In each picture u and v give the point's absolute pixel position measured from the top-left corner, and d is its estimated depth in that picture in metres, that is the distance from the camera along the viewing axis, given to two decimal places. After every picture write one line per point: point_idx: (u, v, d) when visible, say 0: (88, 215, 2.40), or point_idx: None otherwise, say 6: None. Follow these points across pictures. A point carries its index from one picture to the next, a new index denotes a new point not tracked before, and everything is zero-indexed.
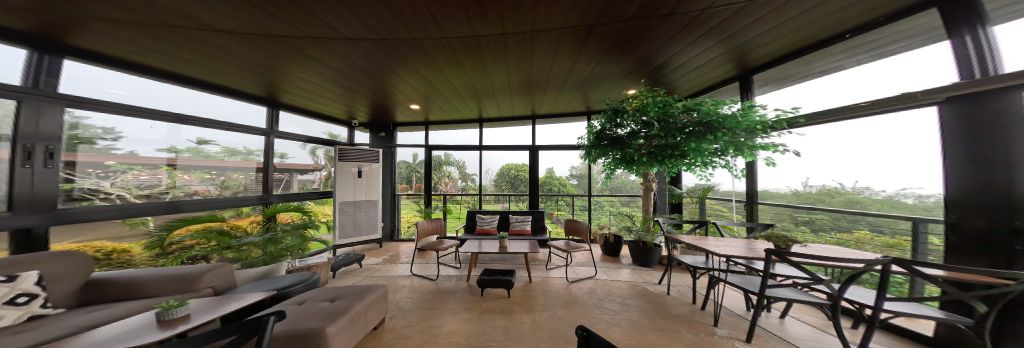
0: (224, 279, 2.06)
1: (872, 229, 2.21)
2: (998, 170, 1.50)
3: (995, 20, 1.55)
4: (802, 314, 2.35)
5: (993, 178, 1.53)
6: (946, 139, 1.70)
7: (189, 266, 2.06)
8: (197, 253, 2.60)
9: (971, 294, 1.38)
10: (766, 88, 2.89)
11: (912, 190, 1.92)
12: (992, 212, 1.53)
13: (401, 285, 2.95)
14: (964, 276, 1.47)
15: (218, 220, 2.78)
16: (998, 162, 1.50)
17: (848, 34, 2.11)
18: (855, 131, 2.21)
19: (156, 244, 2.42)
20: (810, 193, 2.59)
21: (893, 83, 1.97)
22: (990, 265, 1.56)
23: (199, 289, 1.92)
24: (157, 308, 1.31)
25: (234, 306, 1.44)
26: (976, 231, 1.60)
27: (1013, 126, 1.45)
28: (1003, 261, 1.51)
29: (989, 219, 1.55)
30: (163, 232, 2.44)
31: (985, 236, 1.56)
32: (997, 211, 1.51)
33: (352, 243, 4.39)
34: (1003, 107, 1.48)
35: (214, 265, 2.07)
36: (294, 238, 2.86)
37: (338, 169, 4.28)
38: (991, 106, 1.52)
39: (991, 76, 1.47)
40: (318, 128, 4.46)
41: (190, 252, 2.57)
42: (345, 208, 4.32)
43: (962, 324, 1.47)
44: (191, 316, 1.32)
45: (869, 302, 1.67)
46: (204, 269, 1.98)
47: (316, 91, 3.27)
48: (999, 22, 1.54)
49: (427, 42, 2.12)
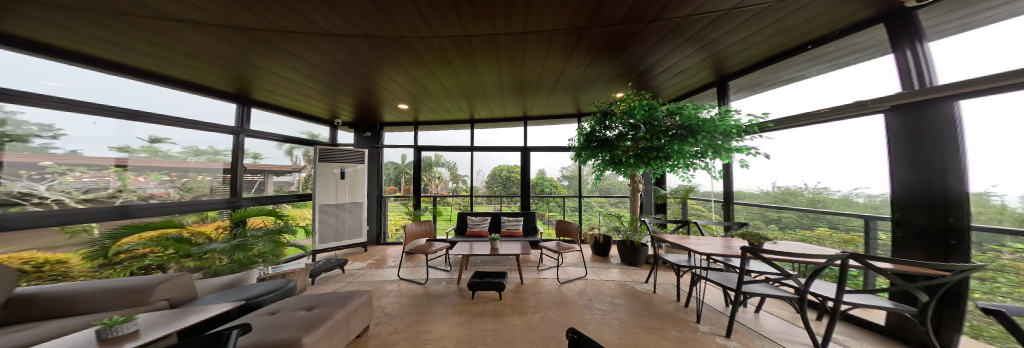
0: (181, 290, 1.89)
1: (831, 226, 2.40)
2: (935, 171, 1.70)
3: (931, 36, 1.76)
4: (772, 308, 2.52)
5: (930, 181, 1.73)
6: (891, 145, 1.89)
7: (141, 277, 1.88)
8: (150, 263, 2.37)
9: (917, 285, 1.53)
10: (740, 94, 3.08)
11: (862, 190, 2.11)
12: (930, 209, 1.73)
13: (388, 290, 2.86)
14: (909, 269, 1.62)
15: (176, 227, 2.55)
16: (934, 165, 1.70)
17: (809, 45, 2.29)
18: (816, 137, 2.39)
19: (98, 254, 2.20)
20: (777, 193, 2.78)
21: (846, 92, 2.16)
22: (927, 257, 1.76)
23: (151, 302, 1.75)
24: (97, 325, 1.18)
25: (193, 320, 1.32)
26: (917, 226, 1.79)
27: (949, 133, 1.65)
28: (939, 254, 1.70)
29: (928, 216, 1.74)
30: (108, 239, 2.24)
31: (926, 231, 1.75)
32: (936, 208, 1.71)
33: (335, 248, 4.20)
34: (941, 118, 1.67)
35: (171, 274, 1.91)
36: (267, 244, 2.68)
37: (319, 170, 4.08)
38: (930, 115, 1.71)
39: (929, 87, 1.65)
40: (296, 128, 4.25)
41: (142, 262, 2.34)
42: (326, 211, 4.11)
43: (908, 313, 1.63)
44: (142, 332, 1.20)
45: (831, 295, 1.81)
46: (158, 279, 1.81)
47: (295, 89, 3.12)
48: (933, 38, 1.74)
49: (415, 41, 2.08)
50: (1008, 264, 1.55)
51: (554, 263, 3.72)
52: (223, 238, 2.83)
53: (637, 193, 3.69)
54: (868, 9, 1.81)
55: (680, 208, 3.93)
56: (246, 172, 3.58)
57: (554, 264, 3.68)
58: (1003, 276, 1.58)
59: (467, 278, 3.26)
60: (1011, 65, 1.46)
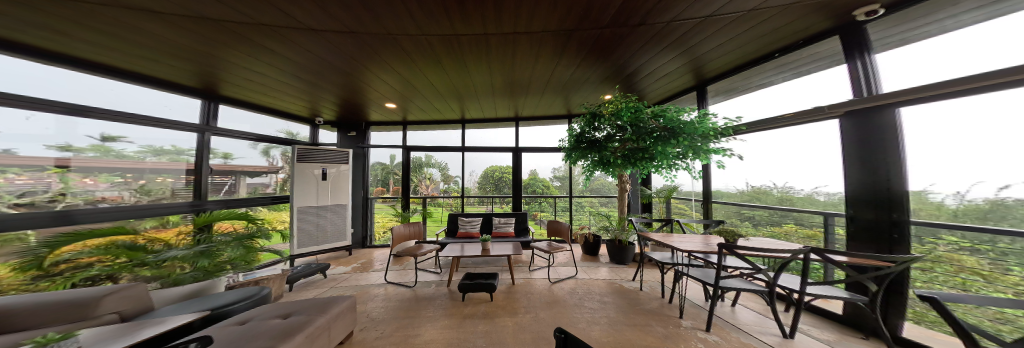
0: (135, 302, 1.65)
1: (796, 223, 2.58)
2: (880, 173, 1.90)
3: (877, 49, 1.94)
4: (747, 301, 2.67)
5: (874, 181, 1.93)
6: (844, 149, 2.07)
7: (84, 287, 1.61)
8: (97, 273, 2.11)
9: (865, 276, 1.71)
10: (717, 98, 3.24)
11: (822, 188, 2.29)
12: (877, 205, 1.91)
13: (374, 294, 2.76)
14: (860, 261, 1.80)
15: (129, 233, 2.35)
16: (880, 167, 1.89)
17: (777, 53, 2.45)
18: (783, 140, 2.57)
19: (31, 265, 1.97)
20: (750, 192, 2.97)
21: (807, 99, 2.35)
22: (875, 249, 1.95)
23: (99, 316, 1.51)
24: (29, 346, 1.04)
25: (149, 333, 1.23)
26: (867, 221, 1.98)
27: (890, 139, 1.84)
28: (886, 246, 1.89)
29: (875, 212, 1.93)
30: (44, 249, 2.01)
31: (873, 226, 1.94)
32: (882, 204, 1.90)
33: (317, 252, 4.01)
34: (884, 125, 1.87)
35: (124, 284, 1.65)
36: (236, 250, 2.54)
37: (298, 171, 3.87)
38: (876, 120, 1.90)
39: (876, 95, 1.83)
40: (272, 127, 4.03)
41: (87, 272, 2.09)
42: (305, 214, 3.90)
43: (860, 302, 1.81)
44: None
45: (796, 288, 1.96)
46: (106, 291, 1.55)
47: (272, 85, 2.96)
48: (881, 50, 1.93)
49: (402, 39, 2.04)
50: (942, 255, 1.77)
51: (546, 263, 3.75)
52: (186, 245, 2.61)
53: (625, 193, 3.79)
54: (826, 21, 1.96)
55: (665, 207, 4.06)
56: (213, 173, 3.34)
57: (545, 264, 3.71)
58: (939, 266, 1.79)
59: (458, 280, 3.21)
60: (940, 76, 1.66)
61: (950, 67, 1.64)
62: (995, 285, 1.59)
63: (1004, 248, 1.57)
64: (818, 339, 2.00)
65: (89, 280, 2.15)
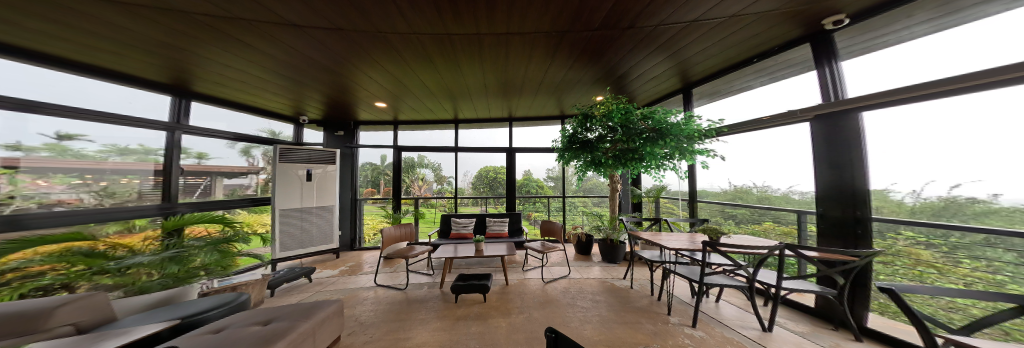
0: (95, 312, 1.52)
1: (774, 220, 2.71)
2: (845, 173, 2.04)
3: (844, 56, 2.07)
4: (730, 297, 2.78)
5: (839, 181, 2.07)
6: (814, 151, 2.20)
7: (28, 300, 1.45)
8: (51, 282, 1.93)
9: (833, 270, 1.84)
10: (701, 101, 3.36)
11: (795, 187, 2.43)
12: (843, 203, 2.06)
13: (363, 298, 2.68)
14: (829, 256, 1.93)
15: (87, 239, 2.16)
16: (845, 168, 2.03)
17: (755, 59, 2.57)
18: (761, 142, 2.70)
19: None
20: (733, 191, 3.10)
21: (781, 102, 2.49)
22: (842, 245, 2.10)
23: (51, 329, 1.36)
24: None
25: (111, 344, 1.14)
26: (835, 219, 2.11)
27: (852, 143, 1.99)
28: (851, 242, 2.03)
29: (841, 209, 2.07)
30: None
31: (840, 223, 2.09)
32: (848, 202, 2.03)
33: (302, 255, 3.87)
34: (847, 129, 2.01)
35: (80, 294, 1.52)
36: (210, 255, 2.40)
37: (280, 172, 3.70)
38: (842, 123, 2.03)
39: (843, 99, 1.96)
40: (252, 125, 3.84)
41: (40, 281, 1.90)
42: (289, 217, 3.74)
43: (830, 295, 1.94)
44: None
45: (773, 282, 2.07)
46: (59, 302, 1.42)
47: (251, 82, 2.82)
48: (847, 57, 2.06)
49: (392, 37, 2.00)
50: (902, 250, 1.91)
51: (539, 263, 3.77)
52: (152, 250, 2.44)
53: (616, 193, 3.86)
54: (795, 30, 2.08)
55: (654, 207, 4.15)
56: (184, 174, 3.15)
57: (539, 264, 3.73)
58: (899, 260, 1.93)
59: (450, 281, 3.17)
60: (898, 83, 1.80)
61: (902, 76, 1.79)
62: (947, 277, 1.75)
63: (955, 242, 1.73)
64: (793, 331, 2.11)
65: (41, 289, 1.98)
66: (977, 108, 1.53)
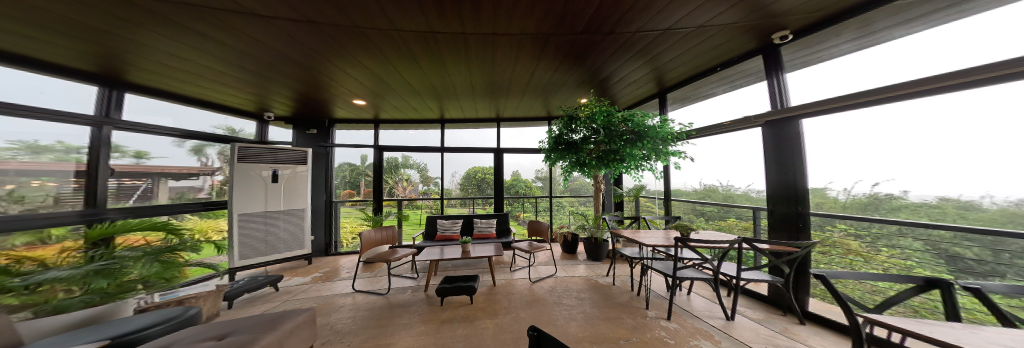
0: None
1: (737, 217, 2.96)
2: (788, 174, 2.30)
3: (789, 68, 2.32)
4: (699, 289, 2.99)
5: (784, 180, 2.33)
6: (766, 154, 2.44)
7: None
8: None
9: (780, 260, 2.07)
10: (674, 105, 3.58)
11: (752, 187, 2.67)
12: (787, 201, 2.31)
13: (339, 305, 2.52)
14: (777, 248, 2.16)
15: None
16: (789, 170, 2.28)
17: (718, 67, 2.78)
18: (725, 145, 2.93)
19: None
20: (703, 190, 3.32)
21: (738, 109, 2.75)
22: (789, 237, 2.33)
23: None
24: None
25: None
26: (781, 215, 2.36)
27: (794, 149, 2.25)
28: (794, 234, 2.28)
29: (786, 205, 2.32)
30: None
31: (783, 218, 2.35)
32: (792, 200, 2.28)
33: (267, 263, 3.54)
34: (788, 135, 2.28)
35: None
36: (148, 266, 2.09)
37: (240, 173, 3.36)
38: (787, 130, 2.28)
39: (787, 108, 2.22)
40: (205, 121, 3.46)
41: None
42: (251, 222, 3.41)
43: (778, 283, 2.16)
44: None
45: (734, 274, 2.26)
46: None
47: (204, 74, 2.53)
48: (792, 69, 2.31)
49: (370, 32, 1.90)
50: (838, 241, 2.21)
51: (527, 263, 3.78)
52: (73, 264, 2.08)
53: (600, 193, 3.97)
54: (750, 43, 2.29)
55: (634, 205, 4.34)
56: (114, 176, 2.74)
57: (526, 264, 3.74)
58: (833, 250, 2.25)
59: (435, 284, 3.06)
60: (827, 94, 2.06)
61: (828, 88, 2.06)
62: (871, 264, 2.08)
63: (875, 233, 2.06)
64: (751, 318, 2.31)
65: None
66: (893, 120, 1.79)
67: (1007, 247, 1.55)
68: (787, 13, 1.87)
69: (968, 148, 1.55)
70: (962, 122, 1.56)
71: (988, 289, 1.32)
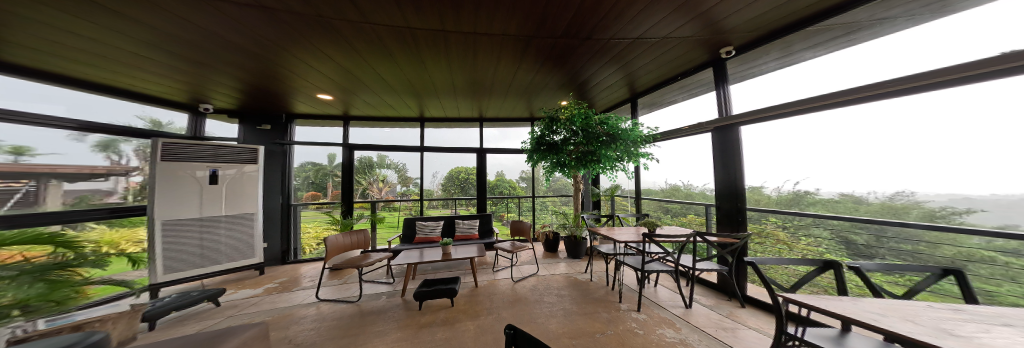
0: None
1: (696, 213, 3.27)
2: (730, 174, 2.57)
3: (733, 81, 2.61)
4: (663, 281, 3.23)
5: (728, 179, 2.59)
6: (714, 156, 2.70)
7: None
8: None
9: (726, 251, 2.31)
10: (643, 111, 3.86)
11: (705, 186, 2.96)
12: (730, 198, 2.58)
13: (299, 317, 2.26)
14: (723, 239, 2.42)
15: None
16: (732, 169, 2.55)
17: (678, 77, 3.01)
18: (685, 149, 3.21)
19: None
20: (668, 189, 3.59)
21: (691, 116, 3.04)
22: (731, 230, 2.59)
23: None
24: None
25: None
26: (726, 211, 2.63)
27: (733, 153, 2.53)
28: (734, 227, 2.56)
29: (730, 202, 2.59)
30: None
31: (727, 213, 2.62)
32: (732, 196, 2.57)
33: (205, 276, 3.05)
34: (731, 140, 2.54)
35: None
36: (28, 287, 1.08)
37: (164, 174, 2.84)
38: (729, 136, 2.56)
39: (729, 116, 2.51)
40: (120, 111, 2.89)
41: None
42: (183, 230, 2.92)
43: (724, 271, 2.43)
44: None
45: (691, 265, 2.47)
46: None
47: (117, 57, 2.10)
48: (736, 81, 2.60)
49: (339, 24, 1.73)
50: (771, 233, 2.56)
51: (509, 263, 3.76)
52: None
53: (579, 192, 4.08)
54: (704, 55, 2.52)
55: (610, 204, 4.54)
56: None
57: (509, 264, 3.72)
58: (767, 240, 2.58)
59: (413, 288, 2.89)
60: (761, 103, 2.37)
61: (764, 98, 2.36)
62: (793, 251, 2.46)
63: (797, 224, 2.47)
64: (702, 304, 2.56)
65: None
66: (817, 132, 2.15)
67: (886, 233, 2.01)
68: (733, 30, 2.08)
69: (867, 151, 1.97)
70: (860, 131, 1.98)
71: (865, 267, 1.57)
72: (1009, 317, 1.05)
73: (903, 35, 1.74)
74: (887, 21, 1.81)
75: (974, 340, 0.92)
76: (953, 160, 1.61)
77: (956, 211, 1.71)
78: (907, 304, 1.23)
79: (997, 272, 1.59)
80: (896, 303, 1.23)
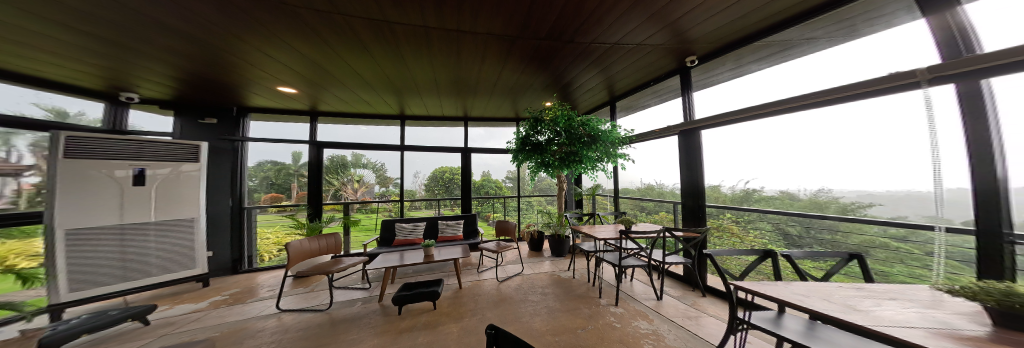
0: None
1: (667, 210, 3.44)
2: (693, 173, 2.72)
3: (694, 88, 2.79)
4: (638, 275, 3.38)
5: (691, 178, 2.75)
6: (680, 158, 2.84)
7: None
8: None
9: (688, 245, 2.44)
10: (620, 114, 4.03)
11: (672, 184, 3.14)
12: (694, 195, 2.74)
13: (256, 329, 2.02)
14: (688, 234, 2.60)
15: None
16: (694, 169, 2.71)
17: (650, 83, 3.17)
18: (655, 149, 3.37)
19: None
20: (643, 188, 3.74)
21: (660, 119, 3.20)
22: (693, 225, 2.76)
23: None
24: None
25: None
26: (688, 208, 2.80)
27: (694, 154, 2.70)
28: (696, 222, 2.73)
29: (693, 199, 2.75)
30: None
31: (691, 209, 2.78)
32: (694, 194, 2.74)
33: (132, 291, 2.62)
34: (693, 142, 2.71)
35: None
36: None
37: (70, 173, 2.36)
38: (692, 139, 2.72)
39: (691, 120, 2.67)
40: (11, 98, 2.37)
41: None
42: (98, 239, 2.46)
43: (688, 263, 2.57)
44: None
45: (661, 260, 2.57)
46: None
47: (4, 35, 1.70)
48: (697, 88, 2.78)
49: (305, 12, 1.56)
50: (726, 227, 2.89)
51: (494, 263, 3.71)
52: None
53: (563, 191, 4.12)
54: (671, 63, 2.67)
55: (591, 202, 4.65)
56: None
57: (494, 264, 3.66)
58: (722, 235, 2.92)
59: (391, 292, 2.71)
60: (720, 109, 2.55)
61: (721, 104, 2.55)
62: (744, 243, 2.76)
63: (744, 218, 2.71)
64: (671, 295, 2.72)
65: None
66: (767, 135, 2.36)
67: (812, 224, 2.27)
68: (698, 40, 2.22)
69: (806, 152, 2.20)
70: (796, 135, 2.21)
71: (794, 255, 1.73)
72: (893, 292, 1.23)
73: (820, 56, 1.97)
74: (812, 41, 2.02)
75: (869, 313, 1.06)
76: (863, 162, 1.84)
77: (861, 205, 2.00)
78: (822, 284, 1.38)
79: (890, 256, 1.88)
80: (814, 285, 1.37)
